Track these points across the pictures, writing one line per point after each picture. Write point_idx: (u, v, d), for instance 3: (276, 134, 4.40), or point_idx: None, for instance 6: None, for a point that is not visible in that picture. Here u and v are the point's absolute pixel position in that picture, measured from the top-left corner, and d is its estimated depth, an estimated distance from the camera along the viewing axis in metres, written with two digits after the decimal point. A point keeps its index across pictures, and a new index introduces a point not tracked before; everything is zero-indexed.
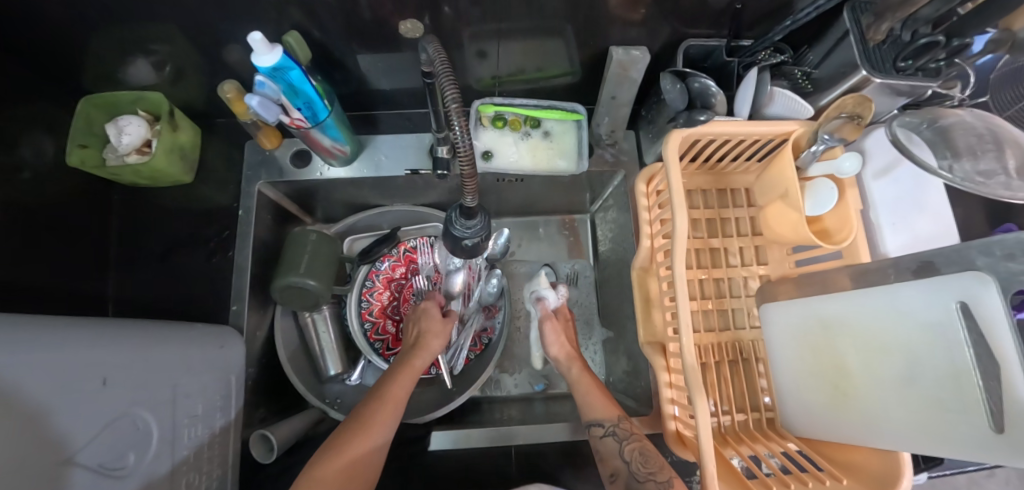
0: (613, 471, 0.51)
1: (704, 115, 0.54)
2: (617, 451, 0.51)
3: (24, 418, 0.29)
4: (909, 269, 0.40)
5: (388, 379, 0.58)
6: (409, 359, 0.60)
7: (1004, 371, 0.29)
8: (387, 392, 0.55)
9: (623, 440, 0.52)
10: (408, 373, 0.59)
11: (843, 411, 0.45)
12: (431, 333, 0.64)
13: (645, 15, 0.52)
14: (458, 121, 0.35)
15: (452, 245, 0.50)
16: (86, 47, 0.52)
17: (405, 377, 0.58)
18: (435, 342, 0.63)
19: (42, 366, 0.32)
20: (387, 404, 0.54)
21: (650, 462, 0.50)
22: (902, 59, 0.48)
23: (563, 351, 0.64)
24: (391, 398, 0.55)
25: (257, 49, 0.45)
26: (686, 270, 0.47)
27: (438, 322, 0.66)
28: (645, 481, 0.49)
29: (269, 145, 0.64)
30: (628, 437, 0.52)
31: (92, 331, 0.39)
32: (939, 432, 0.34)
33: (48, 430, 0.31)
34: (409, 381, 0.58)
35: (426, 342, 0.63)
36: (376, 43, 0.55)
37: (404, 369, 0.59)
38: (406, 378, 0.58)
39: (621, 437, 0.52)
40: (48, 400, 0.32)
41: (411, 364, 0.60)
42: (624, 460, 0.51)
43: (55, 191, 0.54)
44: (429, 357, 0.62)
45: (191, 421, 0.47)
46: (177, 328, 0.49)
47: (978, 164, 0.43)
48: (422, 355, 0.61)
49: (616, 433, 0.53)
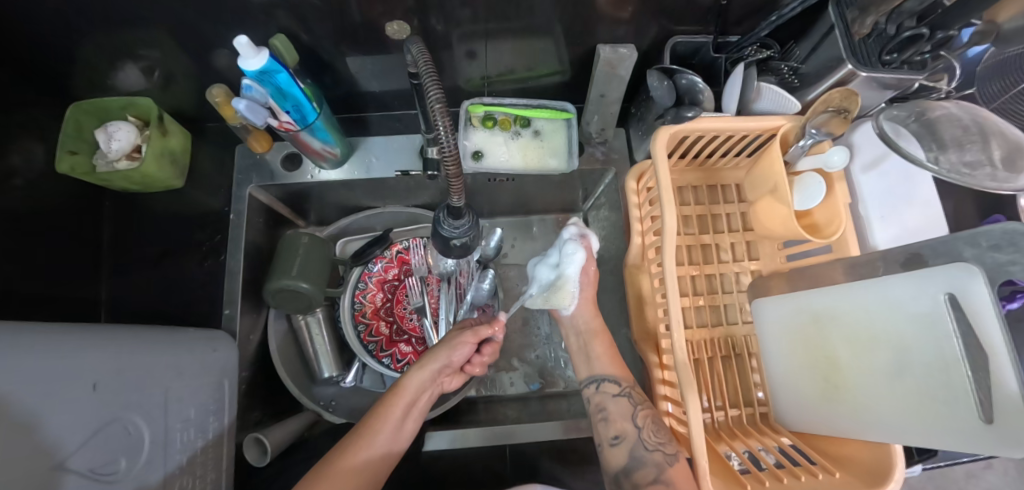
0: (619, 429, 0.52)
1: (693, 112, 0.54)
2: (630, 414, 0.53)
3: (12, 424, 0.29)
4: (899, 261, 0.41)
5: (379, 406, 0.53)
6: (404, 380, 0.57)
7: (994, 362, 0.30)
8: (371, 424, 0.51)
9: (638, 405, 0.54)
10: (401, 397, 0.54)
11: (842, 409, 0.44)
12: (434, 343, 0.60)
13: (633, 13, 0.52)
14: (442, 121, 0.35)
15: (442, 246, 0.49)
16: (76, 54, 0.52)
17: (394, 401, 0.54)
18: (438, 357, 0.58)
19: (30, 372, 0.32)
20: (366, 435, 0.50)
21: (661, 432, 0.51)
22: (888, 52, 0.48)
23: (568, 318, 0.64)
24: (373, 429, 0.50)
25: (243, 52, 0.45)
26: (676, 265, 0.47)
27: (452, 333, 0.61)
28: (653, 451, 0.50)
29: (259, 149, 0.64)
30: (642, 403, 0.54)
31: (83, 336, 0.39)
32: (931, 424, 0.34)
33: (37, 437, 0.31)
34: (399, 404, 0.54)
35: (428, 357, 0.58)
36: (364, 45, 0.55)
37: (397, 391, 0.55)
38: (398, 402, 0.54)
39: (635, 401, 0.55)
40: (37, 406, 0.32)
41: (405, 386, 0.55)
42: (635, 424, 0.52)
43: (45, 197, 0.54)
44: (425, 375, 0.56)
45: (183, 425, 0.47)
46: (168, 331, 0.49)
47: (963, 155, 0.43)
48: (417, 372, 0.57)
49: (631, 395, 0.56)
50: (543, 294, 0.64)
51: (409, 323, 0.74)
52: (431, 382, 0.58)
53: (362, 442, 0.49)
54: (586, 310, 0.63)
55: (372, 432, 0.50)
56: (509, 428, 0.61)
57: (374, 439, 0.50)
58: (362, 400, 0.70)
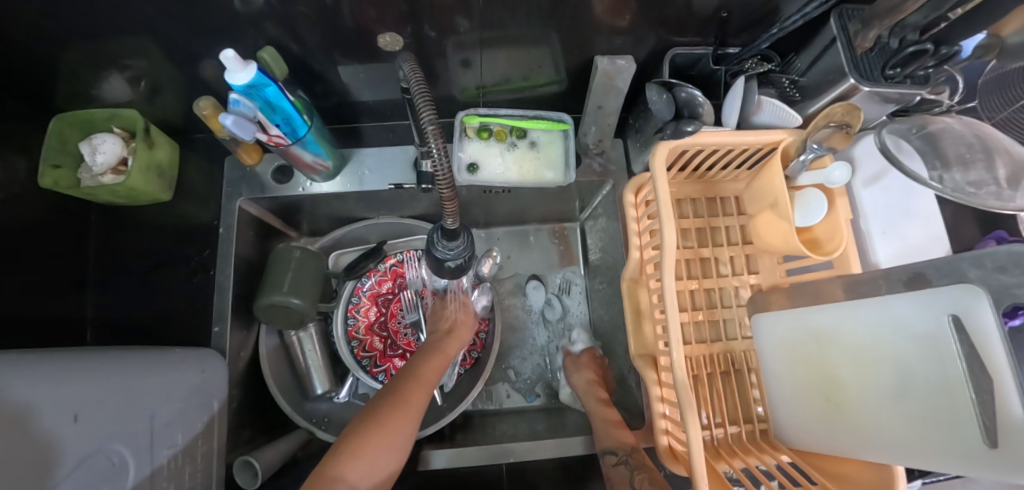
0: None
1: (692, 126, 0.52)
2: (627, 480, 0.49)
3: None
4: (901, 280, 0.40)
5: (421, 362, 0.61)
6: (442, 344, 0.64)
7: (1000, 389, 0.28)
8: (421, 372, 0.59)
9: (634, 470, 0.50)
10: (445, 354, 0.63)
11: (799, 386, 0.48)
12: (460, 322, 0.67)
13: (631, 22, 0.51)
14: (435, 142, 0.34)
15: (435, 265, 0.47)
16: (57, 64, 0.51)
17: (440, 359, 0.62)
18: (466, 333, 0.67)
19: None
20: (422, 380, 0.58)
21: None
22: (891, 67, 0.46)
23: (583, 379, 0.67)
24: (425, 378, 0.58)
25: (230, 66, 0.43)
26: (675, 281, 0.46)
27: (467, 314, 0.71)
28: None
29: (250, 161, 0.62)
30: (640, 467, 0.51)
31: (60, 367, 0.37)
32: (939, 446, 0.33)
33: (21, 458, 0.31)
34: (444, 360, 0.62)
35: (459, 333, 0.67)
36: (357, 55, 0.54)
37: (438, 352, 0.63)
38: (441, 359, 0.62)
39: (633, 466, 0.51)
40: (19, 421, 0.31)
41: (445, 349, 0.64)
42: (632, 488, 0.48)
43: (26, 211, 0.52)
44: (461, 345, 0.65)
45: (170, 450, 0.45)
46: (153, 351, 0.48)
47: (968, 174, 0.42)
48: (454, 343, 0.65)
49: (628, 462, 0.51)
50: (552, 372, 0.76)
51: (403, 338, 0.73)
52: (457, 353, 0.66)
53: (420, 385, 0.57)
54: (584, 391, 0.66)
55: (424, 380, 0.58)
56: (507, 447, 0.61)
57: (427, 386, 0.58)
58: (354, 415, 0.68)
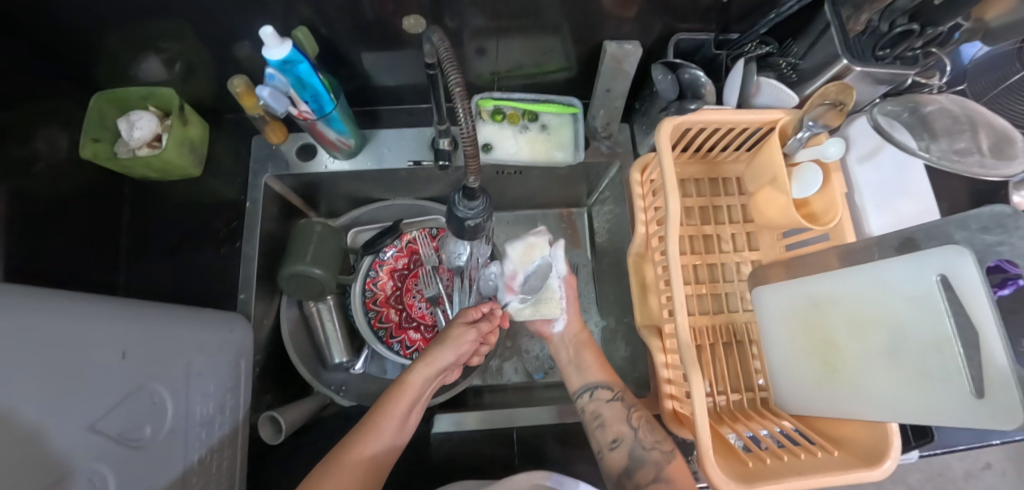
0: (617, 434, 0.56)
1: (694, 105, 0.57)
2: (624, 417, 0.57)
3: (59, 374, 0.32)
4: (894, 245, 0.43)
5: (383, 402, 0.55)
6: (407, 375, 0.58)
7: (984, 341, 0.30)
8: (373, 420, 0.52)
9: (630, 407, 0.58)
10: (405, 393, 0.56)
11: (836, 391, 0.46)
12: (437, 341, 0.60)
13: (637, 11, 0.54)
14: (461, 105, 0.37)
15: (456, 228, 0.50)
16: (101, 45, 0.55)
17: (398, 397, 0.55)
18: (442, 355, 0.59)
19: (55, 344, 0.32)
20: (370, 432, 0.51)
21: (655, 431, 0.55)
22: (880, 48, 0.50)
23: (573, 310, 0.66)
24: (377, 428, 0.52)
25: (268, 42, 0.47)
26: (679, 251, 0.49)
27: (456, 328, 0.61)
28: (650, 449, 0.53)
29: (275, 139, 0.66)
30: (634, 405, 0.58)
31: (110, 308, 0.40)
32: (923, 400, 0.36)
33: (76, 386, 0.33)
34: (404, 401, 0.55)
35: (432, 355, 0.59)
36: (382, 40, 0.58)
37: (400, 387, 0.56)
38: (401, 399, 0.55)
39: (628, 404, 0.58)
40: (77, 353, 0.34)
41: (409, 382, 0.57)
42: (630, 426, 0.56)
43: (68, 181, 0.56)
44: (428, 372, 0.57)
45: (202, 400, 0.48)
46: (187, 310, 0.50)
47: (954, 143, 0.46)
48: (421, 370, 0.58)
49: (623, 399, 0.59)
50: (532, 305, 0.62)
51: (418, 311, 0.75)
52: (434, 379, 0.59)
53: (366, 433, 0.51)
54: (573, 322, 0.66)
55: (374, 429, 0.51)
56: (508, 413, 0.64)
57: (375, 442, 0.51)
58: (371, 385, 0.72)
